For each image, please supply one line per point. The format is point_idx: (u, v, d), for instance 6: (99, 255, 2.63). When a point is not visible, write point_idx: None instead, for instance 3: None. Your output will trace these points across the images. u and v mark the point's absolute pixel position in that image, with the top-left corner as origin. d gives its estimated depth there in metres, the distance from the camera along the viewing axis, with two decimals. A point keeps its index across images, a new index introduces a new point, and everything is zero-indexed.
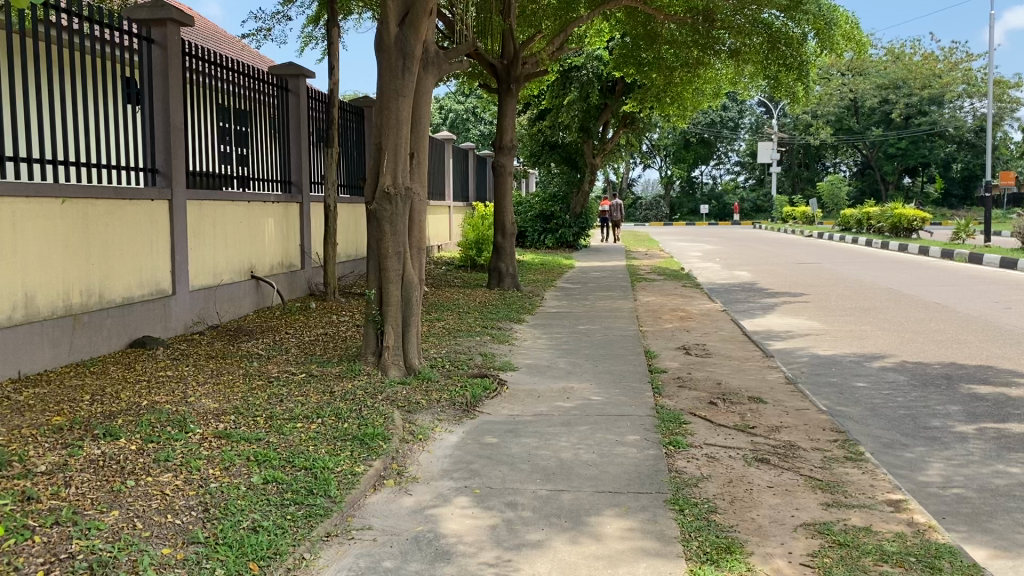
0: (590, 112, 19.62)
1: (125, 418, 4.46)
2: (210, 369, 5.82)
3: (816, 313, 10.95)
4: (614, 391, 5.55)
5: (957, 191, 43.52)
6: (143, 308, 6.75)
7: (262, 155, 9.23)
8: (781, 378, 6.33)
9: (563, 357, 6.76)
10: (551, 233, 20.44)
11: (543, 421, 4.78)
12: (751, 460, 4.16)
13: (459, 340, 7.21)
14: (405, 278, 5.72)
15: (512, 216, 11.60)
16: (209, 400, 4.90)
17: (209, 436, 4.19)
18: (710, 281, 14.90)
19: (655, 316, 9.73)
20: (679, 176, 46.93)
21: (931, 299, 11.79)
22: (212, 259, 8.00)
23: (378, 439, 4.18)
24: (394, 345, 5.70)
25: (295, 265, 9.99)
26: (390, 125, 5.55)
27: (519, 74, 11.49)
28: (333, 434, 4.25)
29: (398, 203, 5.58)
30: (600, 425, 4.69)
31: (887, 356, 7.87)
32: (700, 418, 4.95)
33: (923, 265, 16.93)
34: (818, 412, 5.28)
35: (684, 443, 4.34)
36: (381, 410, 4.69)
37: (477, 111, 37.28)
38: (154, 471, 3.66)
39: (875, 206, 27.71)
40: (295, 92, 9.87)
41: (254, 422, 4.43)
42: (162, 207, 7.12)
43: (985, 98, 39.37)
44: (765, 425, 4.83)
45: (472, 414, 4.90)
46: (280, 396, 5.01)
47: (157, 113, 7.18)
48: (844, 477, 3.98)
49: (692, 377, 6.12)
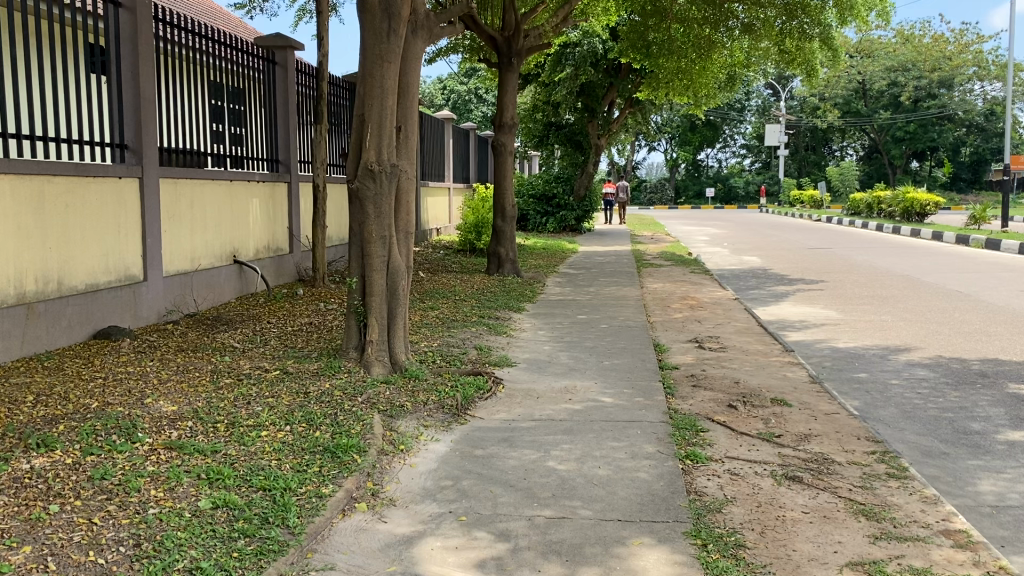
0: (593, 92, 19.18)
1: (68, 425, 3.93)
2: (176, 365, 5.27)
3: (832, 302, 10.40)
4: (622, 391, 5.00)
5: (965, 175, 42.77)
6: (109, 295, 6.21)
7: (248, 131, 8.67)
8: (804, 376, 5.80)
9: (565, 351, 6.21)
10: (553, 217, 19.68)
11: (543, 428, 4.23)
12: (782, 478, 3.61)
13: (453, 331, 6.64)
14: (391, 265, 5.18)
15: (513, 198, 10.97)
16: (167, 403, 4.37)
17: (158, 448, 3.64)
18: (719, 266, 14.36)
19: (664, 305, 9.17)
20: (685, 159, 46.22)
21: (952, 287, 11.21)
22: (189, 242, 7.45)
23: (352, 452, 3.63)
24: (378, 339, 5.16)
25: (283, 249, 9.43)
26: (374, 94, 4.97)
27: (520, 47, 10.84)
28: (302, 445, 3.70)
29: (382, 180, 5.03)
30: (607, 433, 4.15)
31: (914, 350, 7.33)
32: (719, 424, 4.41)
33: (938, 251, 16.37)
34: (850, 417, 4.73)
35: (703, 457, 3.81)
36: (360, 415, 4.15)
37: (480, 91, 36.57)
38: (86, 493, 3.12)
39: (885, 190, 27.04)
40: (283, 65, 9.28)
41: (214, 430, 3.90)
42: (132, 185, 6.56)
43: (996, 80, 38.60)
44: (792, 434, 4.29)
45: (463, 418, 4.37)
46: (249, 398, 4.47)
47: (126, 83, 6.60)
48: (890, 498, 3.43)
49: (707, 375, 5.58)
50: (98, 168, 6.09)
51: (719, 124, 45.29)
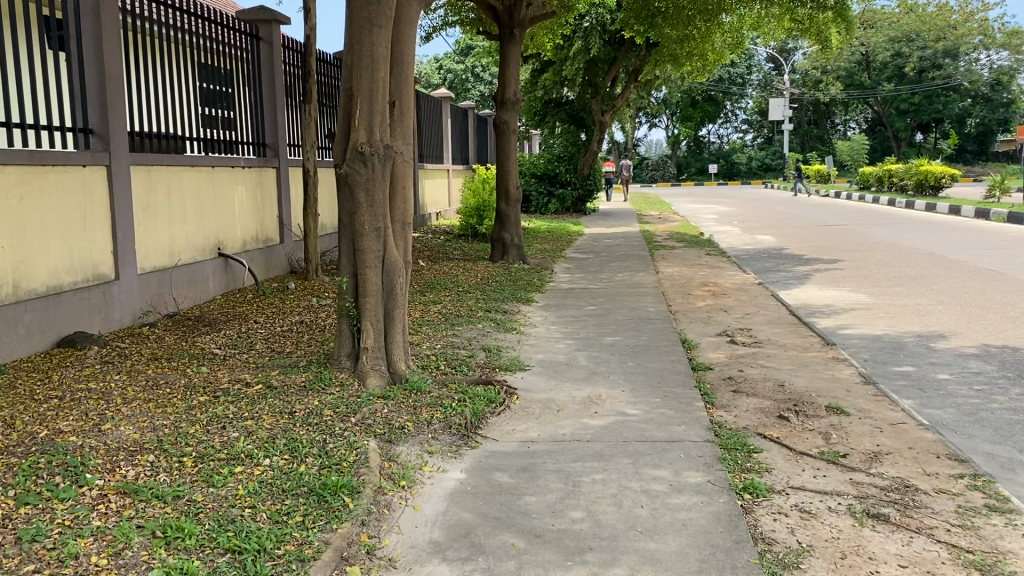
0: (596, 66, 18.32)
1: (4, 463, 3.29)
2: (144, 379, 4.63)
3: (859, 284, 9.76)
4: (654, 401, 4.37)
5: (971, 146, 41.88)
6: (74, 297, 5.57)
7: (233, 113, 8.01)
8: (853, 375, 5.17)
9: (583, 351, 5.57)
10: (555, 197, 19.14)
11: (568, 452, 3.61)
12: (862, 515, 2.98)
13: (458, 330, 5.99)
14: (387, 261, 4.53)
15: (517, 179, 10.29)
16: (130, 429, 3.74)
17: (109, 494, 3.01)
18: (732, 247, 13.72)
19: (683, 292, 8.53)
20: (686, 135, 45.32)
21: (983, 266, 10.55)
22: (167, 235, 6.80)
23: (342, 494, 3.01)
24: (375, 346, 4.52)
25: (272, 239, 8.77)
26: (363, 64, 4.31)
27: (523, 17, 10.14)
28: (282, 486, 3.08)
29: (374, 163, 4.38)
30: (644, 457, 3.53)
31: (960, 339, 6.70)
32: (772, 441, 3.79)
33: (959, 226, 15.69)
34: (920, 426, 4.08)
35: (765, 489, 3.19)
36: (352, 441, 3.53)
37: (478, 69, 35.67)
38: (9, 564, 2.48)
39: (896, 163, 26.27)
40: (268, 40, 8.55)
41: (179, 467, 3.27)
42: (98, 174, 5.90)
43: (1003, 48, 37.58)
44: (860, 453, 3.66)
45: (473, 441, 3.75)
46: (224, 421, 3.83)
47: (89, 62, 5.91)
48: (1002, 541, 2.80)
49: (747, 378, 4.96)
50: (58, 156, 5.43)
51: (721, 99, 44.38)
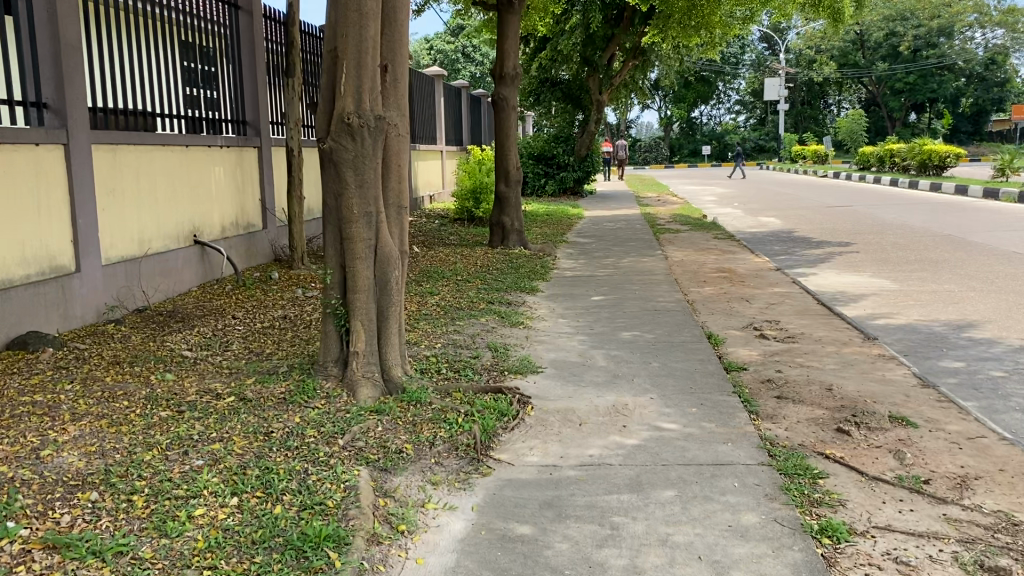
0: (593, 41, 17.36)
1: None
2: (99, 390, 3.99)
3: (879, 268, 9.19)
4: (690, 412, 3.78)
5: (965, 127, 41.40)
6: (25, 293, 4.93)
7: (210, 89, 7.34)
8: (904, 375, 4.58)
9: (600, 349, 4.96)
10: (551, 178, 18.94)
11: (599, 481, 3.01)
12: (975, 570, 2.39)
13: (459, 326, 5.39)
14: (380, 251, 3.91)
15: (517, 159, 9.62)
16: (71, 456, 3.10)
17: (33, 550, 2.38)
18: (738, 229, 13.15)
19: (696, 279, 7.93)
20: (678, 115, 44.63)
21: (1006, 248, 9.99)
22: (136, 221, 6.16)
23: (326, 548, 2.42)
24: (366, 351, 3.92)
25: (254, 225, 8.13)
26: (350, 21, 3.67)
27: None
28: (251, 538, 2.47)
29: (364, 138, 3.75)
30: (693, 488, 2.94)
31: (1006, 328, 6.12)
32: (838, 464, 3.21)
33: (971, 207, 15.12)
34: (1003, 440, 3.50)
35: (846, 531, 2.61)
36: (339, 472, 2.92)
37: (469, 48, 34.90)
38: None
39: (896, 143, 25.74)
40: (247, 10, 7.85)
41: (128, 511, 2.64)
42: (54, 154, 5.23)
43: (997, 27, 37.09)
44: (944, 478, 3.07)
45: (484, 466, 3.16)
46: (187, 445, 3.21)
47: (42, 27, 5.22)
48: None
49: (788, 381, 4.37)
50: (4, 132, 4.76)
51: (714, 79, 43.78)
